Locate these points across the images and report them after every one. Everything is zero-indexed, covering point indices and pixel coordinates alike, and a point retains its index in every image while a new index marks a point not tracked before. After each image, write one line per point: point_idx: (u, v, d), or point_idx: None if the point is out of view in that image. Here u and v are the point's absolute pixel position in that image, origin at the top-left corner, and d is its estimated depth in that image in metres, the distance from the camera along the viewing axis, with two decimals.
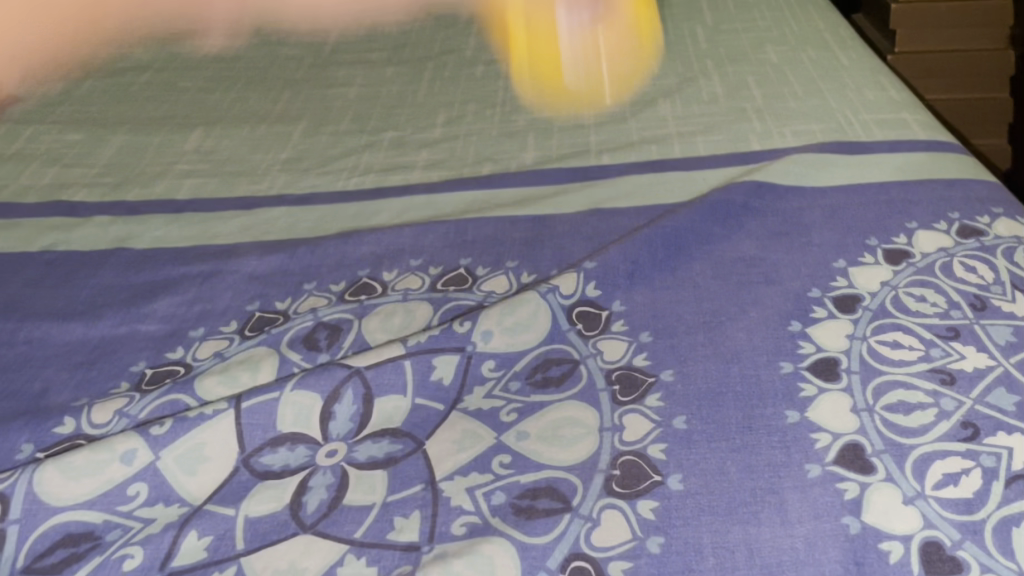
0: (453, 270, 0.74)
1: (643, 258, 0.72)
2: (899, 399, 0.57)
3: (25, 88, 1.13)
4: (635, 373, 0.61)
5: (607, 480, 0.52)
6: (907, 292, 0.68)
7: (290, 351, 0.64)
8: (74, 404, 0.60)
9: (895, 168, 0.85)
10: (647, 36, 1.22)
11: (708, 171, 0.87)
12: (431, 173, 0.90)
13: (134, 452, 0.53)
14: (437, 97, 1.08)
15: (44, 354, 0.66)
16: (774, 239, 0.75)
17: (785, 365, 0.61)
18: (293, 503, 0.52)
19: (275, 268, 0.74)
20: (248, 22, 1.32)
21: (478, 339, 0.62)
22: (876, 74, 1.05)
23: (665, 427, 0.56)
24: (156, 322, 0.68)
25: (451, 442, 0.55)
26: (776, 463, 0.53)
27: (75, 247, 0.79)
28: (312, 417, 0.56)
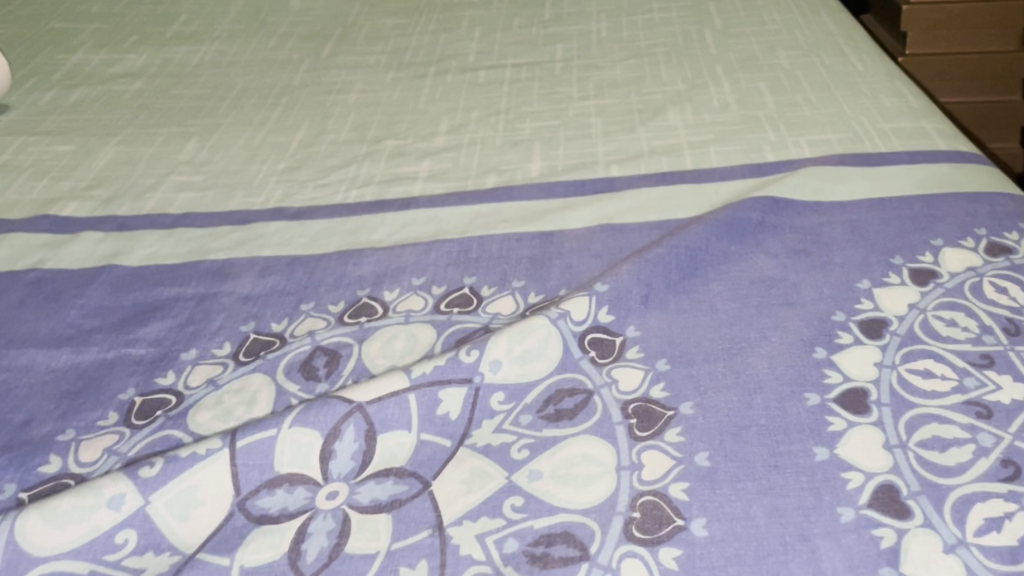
0: (457, 291, 0.70)
1: (657, 279, 0.68)
2: (933, 434, 0.54)
3: (14, 96, 1.09)
4: (653, 405, 0.57)
5: (626, 524, 0.49)
6: (936, 315, 0.65)
7: (287, 380, 0.61)
8: (59, 438, 0.57)
9: (917, 181, 0.81)
10: (654, 39, 1.19)
11: (721, 184, 0.84)
12: (433, 185, 0.87)
13: (122, 497, 0.49)
14: (438, 103, 1.04)
15: (27, 382, 0.62)
16: (793, 257, 0.71)
17: (811, 396, 0.57)
18: (291, 550, 0.48)
19: (271, 289, 0.71)
20: (243, 25, 1.28)
21: (486, 367, 0.59)
22: (892, 80, 1.02)
23: (686, 465, 0.53)
24: (147, 347, 0.65)
25: (459, 482, 0.52)
26: (805, 507, 0.50)
27: (62, 266, 0.75)
28: (312, 455, 0.53)
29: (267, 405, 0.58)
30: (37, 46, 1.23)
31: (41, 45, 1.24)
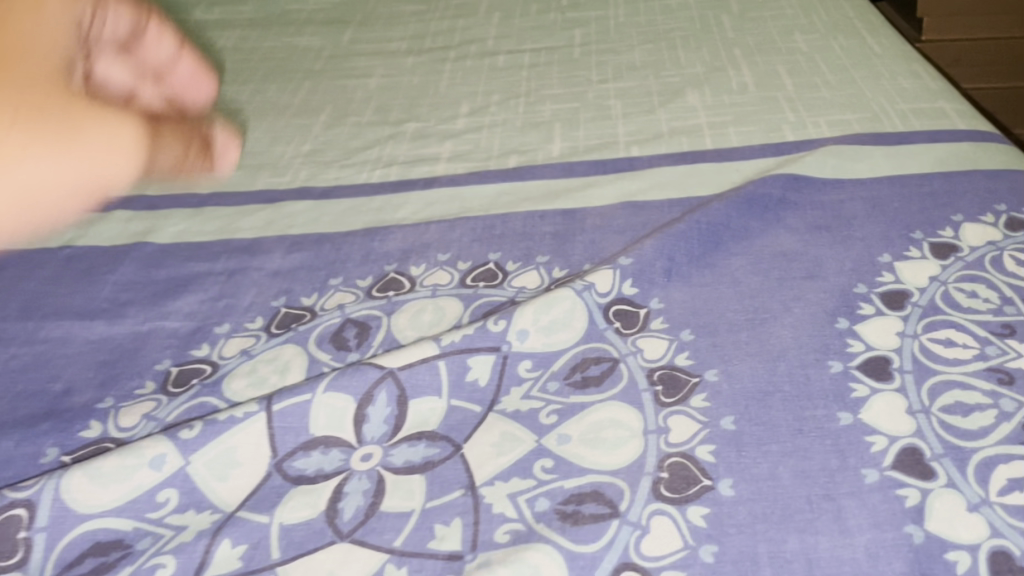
0: (482, 265, 0.71)
1: (679, 254, 0.69)
2: (955, 400, 0.55)
3: None
4: (678, 373, 0.58)
5: (654, 484, 0.50)
6: (956, 287, 0.66)
7: (318, 350, 0.62)
8: (98, 405, 0.58)
9: (937, 159, 0.82)
10: (672, 24, 1.20)
11: (741, 163, 0.85)
12: (455, 165, 0.88)
13: (163, 458, 0.51)
14: (459, 87, 1.05)
15: (66, 353, 0.64)
16: (814, 232, 0.72)
17: (834, 364, 0.58)
18: (328, 509, 0.50)
19: (300, 264, 0.72)
20: (264, 12, 1.30)
21: (513, 337, 0.60)
22: (910, 62, 1.02)
23: (712, 429, 0.54)
24: (180, 319, 0.66)
25: (490, 446, 0.53)
26: (830, 468, 0.51)
27: (94, 243, 0.77)
28: (346, 419, 0.54)
29: (299, 372, 0.60)
30: None
31: None
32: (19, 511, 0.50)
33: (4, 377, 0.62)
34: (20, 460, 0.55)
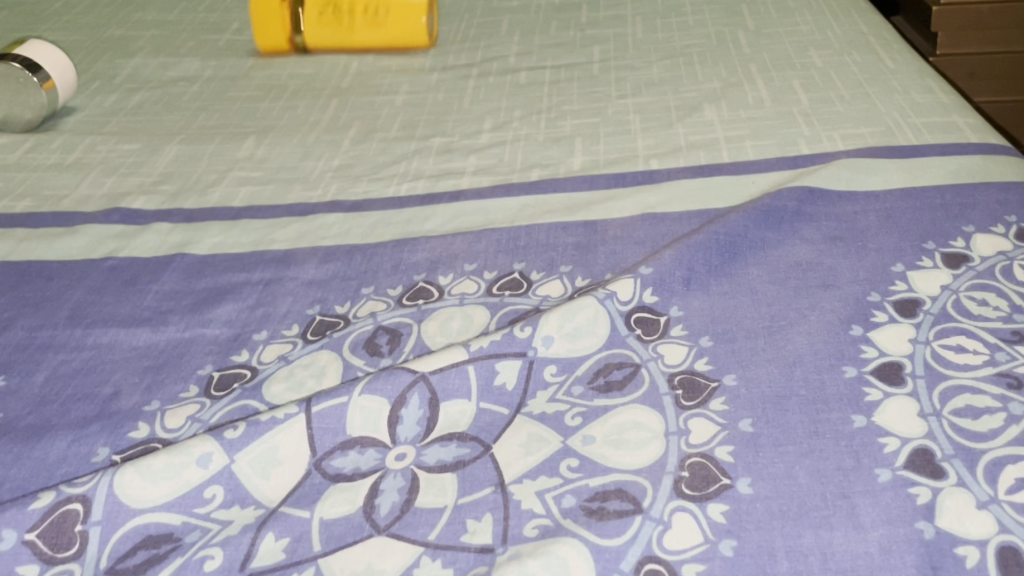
0: (507, 275, 0.74)
1: (698, 264, 0.71)
2: (965, 403, 0.57)
3: (79, 98, 1.15)
4: (697, 378, 0.61)
5: (675, 482, 0.53)
6: (967, 296, 0.68)
7: (352, 356, 0.65)
8: (146, 408, 0.62)
9: (949, 172, 0.84)
10: (689, 40, 1.22)
11: (758, 176, 0.87)
12: (480, 179, 0.91)
13: (209, 456, 0.54)
14: (482, 103, 1.08)
15: (113, 358, 0.67)
16: (829, 243, 0.74)
17: (848, 369, 0.60)
18: (365, 505, 0.53)
19: (333, 274, 0.75)
20: None
21: (539, 343, 0.62)
22: (924, 77, 1.05)
23: (730, 430, 0.56)
24: (220, 326, 0.70)
25: (518, 446, 0.56)
26: (845, 467, 0.53)
27: (135, 254, 0.80)
28: (380, 421, 0.57)
29: (335, 376, 0.63)
30: (97, 53, 1.29)
31: (101, 51, 1.30)
32: (75, 505, 0.52)
33: (55, 380, 0.65)
34: (73, 459, 0.58)
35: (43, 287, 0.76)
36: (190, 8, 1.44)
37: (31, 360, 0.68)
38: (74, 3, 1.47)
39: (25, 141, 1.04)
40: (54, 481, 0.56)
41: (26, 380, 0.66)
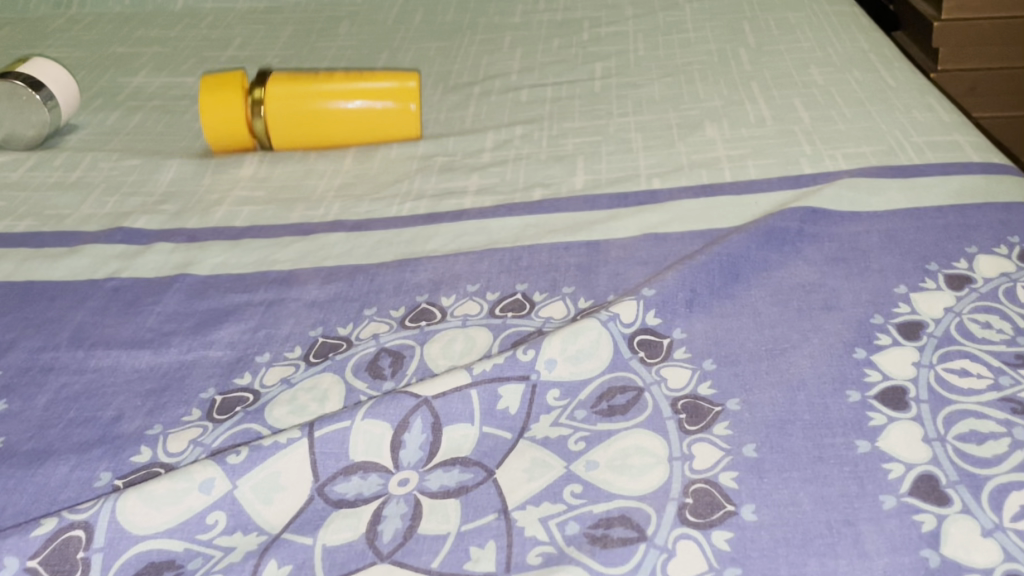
0: (510, 296, 0.74)
1: (701, 285, 0.71)
2: (970, 428, 0.57)
3: (81, 115, 1.15)
4: (701, 402, 0.61)
5: (679, 509, 0.53)
6: (971, 318, 0.68)
7: (355, 379, 0.65)
8: (148, 432, 0.62)
9: (951, 192, 0.84)
10: (691, 57, 1.23)
11: (760, 196, 0.87)
12: (483, 198, 0.91)
13: (212, 481, 0.54)
14: (484, 121, 1.09)
15: (115, 380, 0.67)
16: (832, 264, 0.74)
17: (852, 394, 0.60)
18: (369, 531, 0.52)
19: (336, 295, 0.75)
20: (294, 48, 1.34)
21: (542, 366, 0.62)
22: (925, 95, 1.05)
23: (734, 456, 0.56)
24: (222, 348, 0.70)
25: (521, 471, 0.56)
26: (849, 494, 0.53)
27: (137, 274, 0.80)
28: (383, 445, 0.57)
29: (338, 400, 0.63)
30: (100, 70, 1.30)
31: (104, 68, 1.30)
32: (77, 532, 0.52)
33: (57, 404, 0.65)
34: (76, 484, 0.58)
35: (45, 308, 0.76)
36: (193, 25, 1.45)
37: (33, 383, 0.67)
38: (77, 20, 1.48)
39: (28, 159, 1.04)
40: (56, 506, 0.56)
41: (28, 403, 0.65)
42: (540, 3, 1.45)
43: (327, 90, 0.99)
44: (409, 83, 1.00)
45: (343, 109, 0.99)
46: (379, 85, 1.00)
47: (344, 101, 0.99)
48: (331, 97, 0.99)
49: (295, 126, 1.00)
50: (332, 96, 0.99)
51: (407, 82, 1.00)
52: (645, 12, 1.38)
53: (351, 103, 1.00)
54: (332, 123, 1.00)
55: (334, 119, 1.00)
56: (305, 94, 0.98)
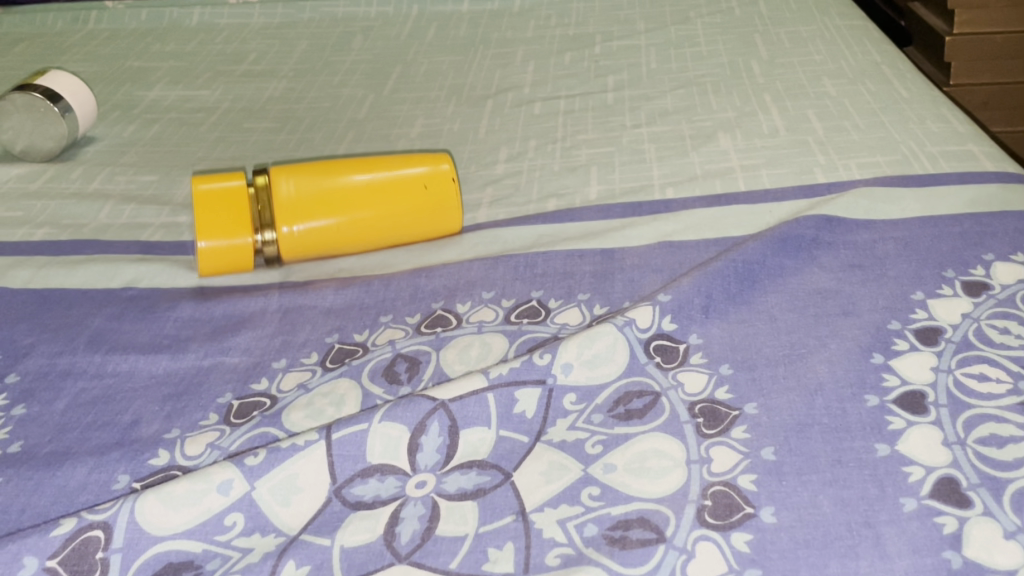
0: (525, 303, 0.74)
1: (716, 291, 0.71)
2: (990, 432, 0.57)
3: (99, 128, 1.16)
4: (718, 406, 0.60)
5: (698, 511, 0.52)
6: (989, 324, 0.68)
7: (372, 384, 0.65)
8: (166, 436, 0.62)
9: (967, 201, 0.84)
10: (703, 70, 1.23)
11: (774, 205, 0.87)
12: (497, 210, 0.92)
13: (230, 482, 0.54)
14: (497, 133, 1.09)
15: (132, 385, 0.67)
16: (848, 271, 0.74)
17: (870, 399, 0.60)
18: (387, 533, 0.52)
19: (351, 302, 0.75)
20: (309, 63, 1.35)
21: (558, 370, 0.63)
22: (939, 107, 1.05)
23: (753, 459, 0.56)
24: (239, 354, 0.70)
25: (539, 474, 0.56)
26: (870, 496, 0.53)
27: (155, 283, 0.81)
28: (400, 448, 0.57)
29: (354, 404, 0.63)
30: (116, 84, 1.31)
31: (120, 82, 1.31)
32: (97, 532, 0.52)
33: (75, 409, 0.65)
34: (94, 486, 0.58)
35: (62, 313, 0.76)
36: (208, 40, 1.46)
37: (52, 387, 0.68)
38: (94, 35, 1.50)
39: (47, 169, 1.05)
40: (75, 508, 0.56)
41: (47, 408, 0.66)
42: (552, 18, 1.46)
43: (345, 184, 0.79)
44: (444, 164, 0.82)
45: (370, 210, 0.80)
46: (410, 171, 0.81)
47: (372, 203, 0.80)
48: (352, 195, 0.79)
49: (312, 241, 0.79)
50: (348, 195, 0.79)
51: (440, 163, 0.82)
52: (657, 26, 1.39)
53: (380, 200, 0.80)
54: (357, 235, 0.81)
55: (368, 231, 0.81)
56: (321, 192, 0.78)
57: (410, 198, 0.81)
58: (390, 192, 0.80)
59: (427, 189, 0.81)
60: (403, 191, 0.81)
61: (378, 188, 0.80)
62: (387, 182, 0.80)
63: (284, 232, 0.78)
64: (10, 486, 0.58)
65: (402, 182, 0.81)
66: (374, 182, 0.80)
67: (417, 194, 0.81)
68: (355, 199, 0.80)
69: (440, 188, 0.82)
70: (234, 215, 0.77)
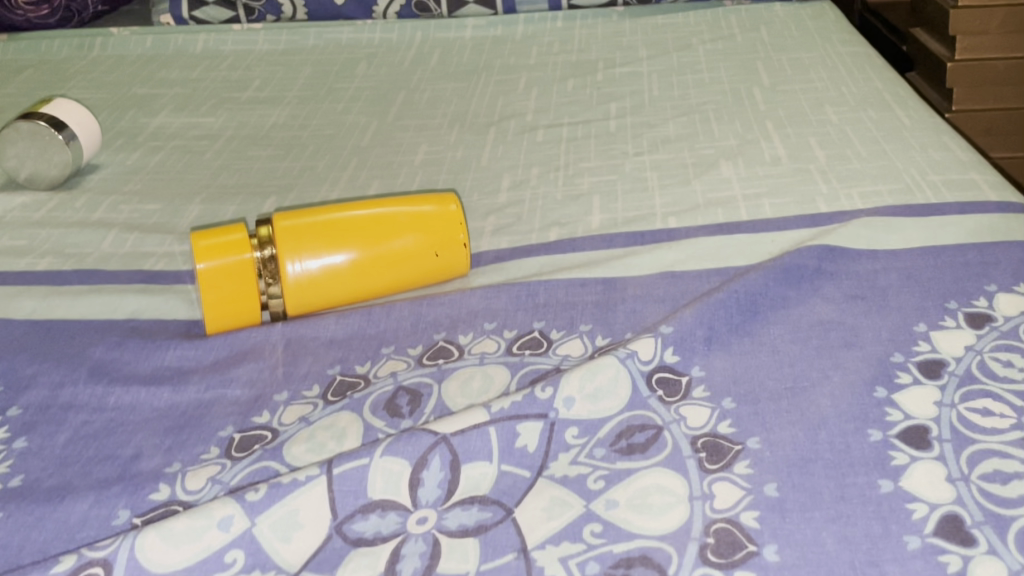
0: (527, 334, 0.74)
1: (718, 322, 0.71)
2: (994, 468, 0.57)
3: (103, 155, 1.17)
4: (721, 441, 0.60)
5: (701, 549, 0.52)
6: (993, 357, 0.67)
7: (373, 418, 0.65)
8: (167, 471, 0.62)
9: (969, 231, 0.84)
10: (705, 97, 1.23)
11: (777, 234, 0.87)
12: (499, 239, 0.92)
13: (230, 519, 0.54)
14: (500, 161, 1.10)
15: (133, 418, 0.67)
16: (850, 302, 0.74)
17: (874, 433, 0.60)
18: (387, 570, 0.52)
19: (353, 333, 0.75)
20: (312, 90, 1.36)
21: (560, 404, 0.62)
22: (941, 135, 1.05)
23: (756, 495, 0.56)
24: (241, 387, 0.70)
25: (540, 509, 0.56)
26: (873, 534, 0.52)
27: (158, 314, 0.81)
28: (401, 483, 0.57)
29: (356, 438, 0.63)
30: (121, 111, 1.32)
31: (125, 109, 1.32)
32: (97, 570, 0.52)
33: (76, 442, 0.65)
34: (95, 522, 0.57)
35: (63, 343, 0.76)
36: (212, 66, 1.47)
37: (53, 420, 0.68)
38: (99, 61, 1.51)
39: (51, 197, 1.06)
40: (75, 544, 0.56)
41: (48, 441, 0.66)
42: (555, 44, 1.47)
43: (350, 219, 0.78)
44: (449, 204, 0.81)
45: (375, 247, 0.79)
46: (415, 210, 0.80)
47: (379, 243, 0.79)
48: (358, 231, 0.78)
49: (317, 277, 0.77)
50: (353, 235, 0.78)
51: (445, 202, 0.81)
52: (660, 53, 1.40)
53: (385, 237, 0.79)
54: (364, 275, 0.79)
55: (375, 271, 0.79)
56: (326, 227, 0.77)
57: (416, 236, 0.80)
58: (396, 231, 0.79)
59: (433, 228, 0.80)
60: (409, 228, 0.80)
61: (385, 224, 0.79)
62: (394, 219, 0.79)
63: (288, 267, 0.76)
64: (11, 521, 0.58)
65: (409, 219, 0.80)
66: (379, 218, 0.79)
67: (423, 233, 0.80)
68: (363, 239, 0.78)
69: (446, 228, 0.81)
70: (242, 271, 0.74)
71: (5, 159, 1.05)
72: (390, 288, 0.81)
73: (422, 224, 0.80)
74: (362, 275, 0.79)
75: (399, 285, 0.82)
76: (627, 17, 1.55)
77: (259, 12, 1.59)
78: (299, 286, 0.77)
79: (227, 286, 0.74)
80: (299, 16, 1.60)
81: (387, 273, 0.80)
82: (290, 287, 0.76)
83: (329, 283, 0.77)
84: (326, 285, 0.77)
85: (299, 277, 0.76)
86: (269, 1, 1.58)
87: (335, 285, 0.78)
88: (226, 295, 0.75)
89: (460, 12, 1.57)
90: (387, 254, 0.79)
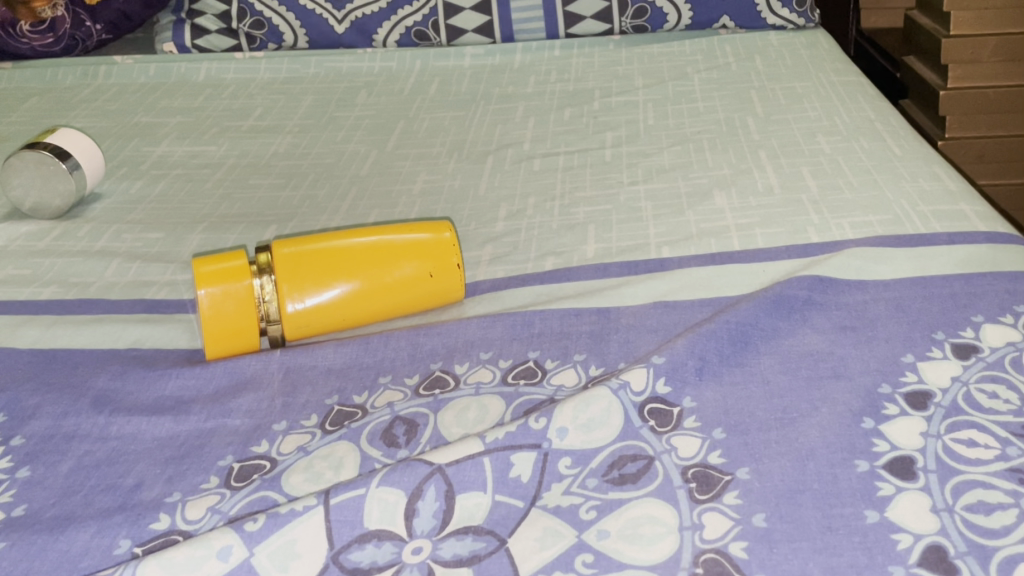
0: (522, 363, 0.76)
1: (710, 352, 0.72)
2: (977, 499, 0.58)
3: (106, 184, 1.19)
4: (711, 471, 0.61)
5: None
6: (978, 388, 0.69)
7: (370, 447, 0.66)
8: (167, 500, 0.63)
9: (957, 261, 0.85)
10: (699, 127, 1.25)
11: (768, 264, 0.89)
12: (495, 268, 0.94)
13: (230, 549, 0.55)
14: (497, 190, 1.11)
15: (133, 447, 0.69)
16: (840, 332, 0.75)
17: (860, 464, 0.61)
18: None
19: (351, 363, 0.77)
20: (313, 118, 1.38)
21: (553, 435, 0.64)
22: (932, 165, 1.07)
23: (744, 525, 0.57)
24: (241, 416, 0.71)
25: (533, 540, 0.57)
26: (859, 565, 0.54)
27: (159, 345, 0.82)
28: (397, 513, 0.58)
29: (353, 468, 0.64)
30: (124, 139, 1.34)
31: (128, 138, 1.34)
32: None
33: (78, 471, 0.66)
34: (96, 551, 0.59)
35: (66, 373, 0.78)
36: (215, 95, 1.49)
37: (56, 450, 0.69)
38: (103, 90, 1.53)
39: (55, 226, 1.07)
40: (76, 574, 0.57)
41: (51, 471, 0.67)
42: (552, 73, 1.49)
43: (347, 247, 0.80)
44: (444, 232, 0.82)
45: (371, 273, 0.80)
46: (411, 238, 0.82)
47: (376, 270, 0.80)
48: (354, 258, 0.80)
49: (315, 303, 0.78)
50: (350, 264, 0.80)
51: (441, 231, 0.83)
52: (656, 82, 1.42)
53: (381, 263, 0.81)
54: (361, 303, 0.81)
55: (372, 298, 0.81)
56: (322, 253, 0.79)
57: (411, 262, 0.81)
58: (391, 259, 0.81)
59: (428, 254, 0.82)
60: (406, 257, 0.81)
61: (381, 251, 0.81)
62: (389, 245, 0.81)
63: (287, 293, 0.77)
64: (14, 550, 0.59)
65: (404, 246, 0.81)
66: (376, 246, 0.81)
67: (419, 260, 0.82)
68: (358, 265, 0.80)
69: (442, 255, 0.82)
70: (240, 297, 0.76)
71: (11, 188, 1.07)
72: (387, 314, 0.83)
73: (417, 252, 0.81)
74: (359, 303, 0.81)
75: (396, 311, 0.83)
76: (624, 46, 1.57)
77: (261, 40, 1.61)
78: (298, 312, 0.78)
79: (228, 310, 0.75)
80: (300, 45, 1.61)
81: (383, 300, 0.81)
82: (288, 313, 0.78)
83: (327, 309, 0.79)
84: (324, 311, 0.79)
85: (296, 303, 0.78)
86: (271, 30, 1.59)
87: (333, 310, 0.79)
88: (228, 321, 0.76)
89: (459, 41, 1.59)
90: (384, 281, 0.81)
